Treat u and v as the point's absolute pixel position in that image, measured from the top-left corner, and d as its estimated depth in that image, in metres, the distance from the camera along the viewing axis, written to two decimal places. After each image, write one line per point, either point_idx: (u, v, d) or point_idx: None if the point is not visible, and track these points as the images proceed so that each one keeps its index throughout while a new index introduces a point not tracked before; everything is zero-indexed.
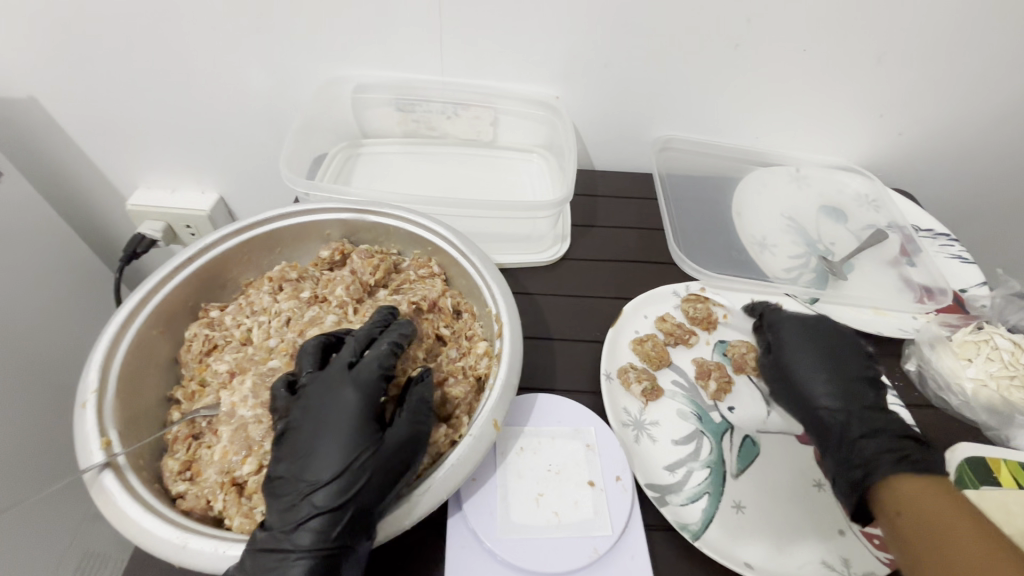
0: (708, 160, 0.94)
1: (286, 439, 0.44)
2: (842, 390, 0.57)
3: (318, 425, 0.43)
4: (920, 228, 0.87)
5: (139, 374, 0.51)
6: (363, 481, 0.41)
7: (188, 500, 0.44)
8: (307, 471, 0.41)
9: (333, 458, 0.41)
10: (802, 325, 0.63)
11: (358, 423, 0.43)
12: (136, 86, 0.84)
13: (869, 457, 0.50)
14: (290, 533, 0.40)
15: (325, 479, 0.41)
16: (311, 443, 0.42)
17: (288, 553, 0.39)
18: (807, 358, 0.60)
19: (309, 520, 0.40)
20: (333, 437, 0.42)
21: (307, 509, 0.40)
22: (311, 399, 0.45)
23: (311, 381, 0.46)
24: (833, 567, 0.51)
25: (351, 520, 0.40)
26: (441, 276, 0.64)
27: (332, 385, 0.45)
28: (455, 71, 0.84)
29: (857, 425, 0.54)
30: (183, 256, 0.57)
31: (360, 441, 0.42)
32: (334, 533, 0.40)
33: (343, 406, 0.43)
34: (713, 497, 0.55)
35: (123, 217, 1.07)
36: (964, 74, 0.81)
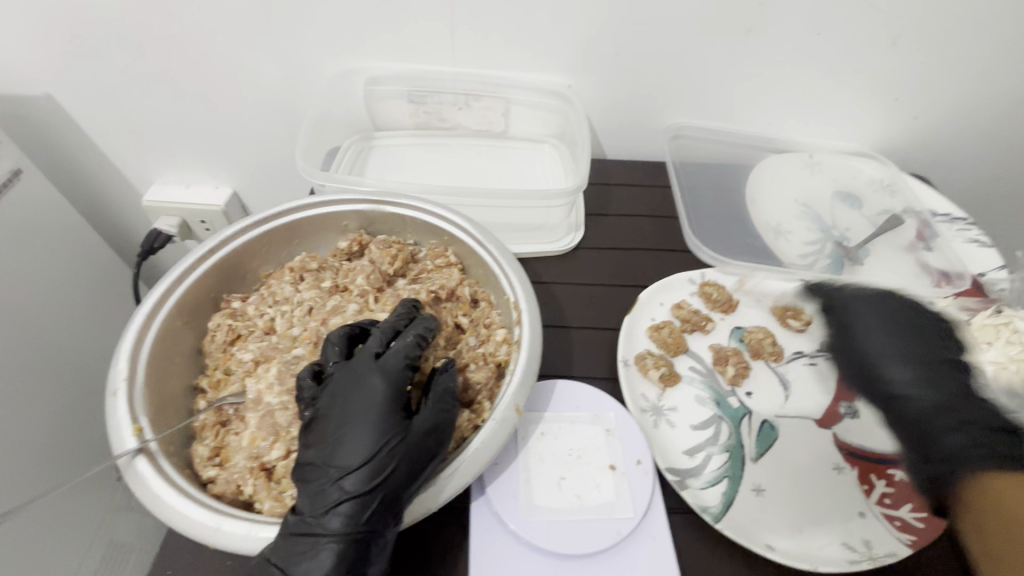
0: (721, 147, 0.93)
1: (316, 426, 0.44)
2: (929, 375, 0.49)
3: (346, 413, 0.44)
4: (937, 212, 0.86)
5: (166, 363, 0.53)
6: (392, 468, 0.42)
7: (218, 484, 0.45)
8: (336, 456, 0.42)
9: (361, 444, 0.42)
10: (867, 301, 0.56)
11: (385, 411, 0.44)
12: (151, 83, 0.85)
13: (957, 452, 0.45)
14: (320, 517, 0.40)
15: (354, 465, 0.41)
16: (340, 431, 0.43)
17: (319, 536, 0.40)
18: (886, 344, 0.52)
19: (339, 505, 0.40)
20: (361, 424, 0.43)
21: (336, 494, 0.41)
22: (339, 387, 0.45)
23: (338, 371, 0.46)
24: (854, 549, 0.51)
25: (380, 505, 0.41)
26: (458, 265, 0.64)
27: (358, 374, 0.46)
28: (466, 61, 0.84)
29: (942, 418, 0.47)
30: (205, 248, 0.58)
31: (387, 429, 0.43)
32: (362, 520, 0.40)
33: (371, 395, 0.44)
34: (732, 480, 0.55)
35: (139, 212, 1.08)
36: (980, 55, 0.80)
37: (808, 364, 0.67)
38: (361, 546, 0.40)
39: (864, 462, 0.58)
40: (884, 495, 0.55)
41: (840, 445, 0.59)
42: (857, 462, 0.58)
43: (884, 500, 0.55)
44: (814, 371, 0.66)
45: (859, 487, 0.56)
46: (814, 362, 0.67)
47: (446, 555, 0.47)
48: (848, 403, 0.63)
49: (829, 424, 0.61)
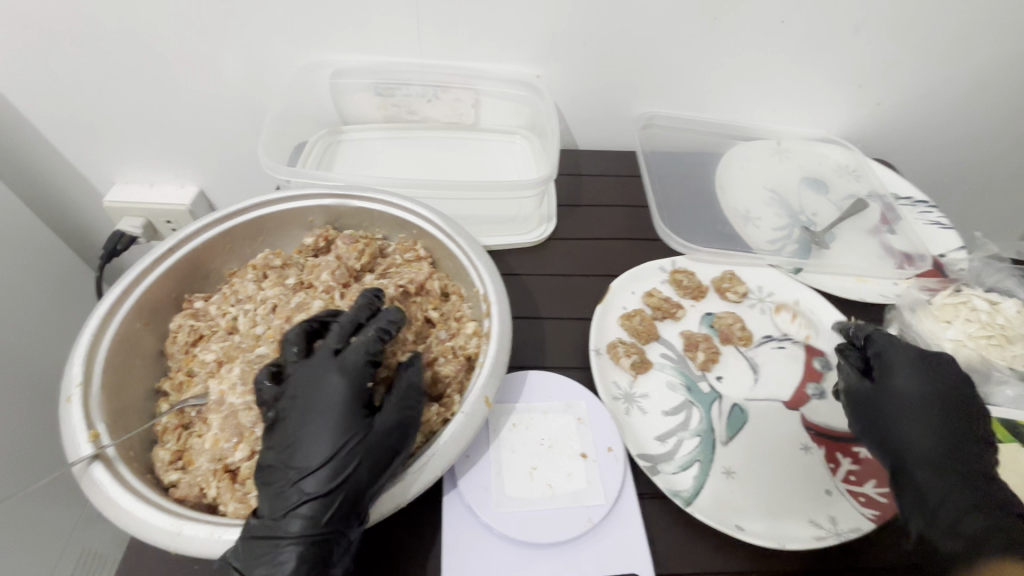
0: (692, 136, 0.94)
1: (276, 428, 0.44)
2: (951, 449, 0.49)
3: (306, 414, 0.43)
4: (900, 196, 0.88)
5: (125, 366, 0.51)
6: (350, 466, 0.41)
7: (181, 488, 0.44)
8: (296, 457, 0.42)
9: (324, 444, 0.41)
10: (916, 360, 0.54)
11: (346, 410, 0.43)
12: (107, 76, 0.82)
13: (976, 532, 0.44)
14: (282, 520, 0.40)
15: (313, 466, 0.41)
16: (300, 431, 0.42)
17: (281, 539, 0.39)
18: (915, 403, 0.52)
19: (300, 508, 0.40)
20: (321, 424, 0.42)
21: (295, 496, 0.40)
22: (298, 385, 0.45)
23: (298, 371, 0.45)
24: (820, 526, 0.53)
25: (342, 506, 0.40)
26: (428, 259, 0.63)
27: (317, 373, 0.45)
28: (434, 53, 0.83)
29: (962, 493, 0.47)
30: (164, 247, 0.57)
31: (345, 426, 0.42)
32: (321, 519, 0.40)
33: (332, 394, 0.44)
34: (703, 464, 0.56)
35: (100, 213, 1.04)
36: (938, 42, 0.81)
37: (777, 347, 0.68)
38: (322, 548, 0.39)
39: (829, 441, 0.59)
40: (850, 472, 0.57)
41: (807, 425, 0.60)
42: (824, 441, 0.59)
43: (850, 476, 0.57)
44: (783, 354, 0.67)
45: (826, 465, 0.57)
46: (783, 346, 0.68)
47: (417, 551, 0.47)
48: (816, 384, 0.64)
49: (797, 406, 0.62)
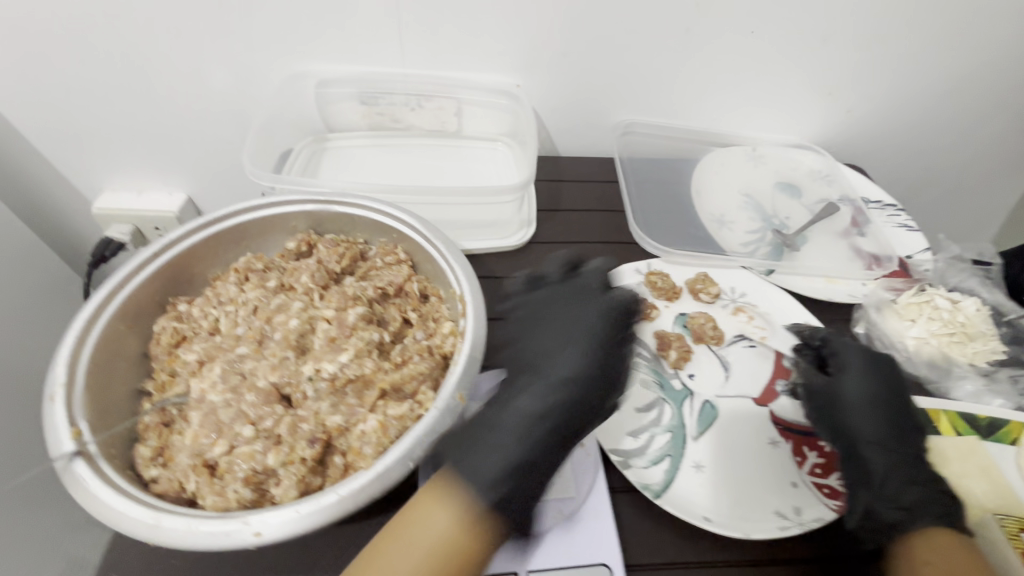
0: (669, 143, 0.96)
1: (529, 348, 0.53)
2: (895, 433, 0.54)
3: (562, 321, 0.53)
4: (870, 200, 0.91)
5: (108, 366, 0.52)
6: (599, 372, 0.49)
7: (161, 483, 0.45)
8: (538, 359, 0.51)
9: (566, 347, 0.50)
10: (870, 356, 0.59)
11: (609, 321, 0.52)
12: (97, 86, 0.84)
13: (915, 504, 0.49)
14: (501, 409, 0.47)
15: (563, 366, 0.49)
16: (560, 341, 0.51)
17: (511, 421, 0.46)
18: (866, 394, 0.56)
19: (520, 403, 0.46)
20: (568, 332, 0.52)
21: (549, 392, 0.47)
22: (548, 311, 0.55)
23: (571, 286, 0.57)
24: (786, 517, 0.54)
25: (575, 405, 0.47)
26: (408, 262, 0.65)
27: (580, 292, 0.56)
28: (417, 63, 0.85)
29: (903, 471, 0.51)
30: (148, 251, 0.58)
31: (591, 342, 0.51)
32: (569, 412, 0.47)
33: (597, 309, 0.53)
34: (674, 459, 0.58)
35: (89, 221, 1.05)
36: (903, 51, 0.85)
37: (748, 346, 0.70)
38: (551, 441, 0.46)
39: (796, 436, 0.61)
40: (816, 465, 0.59)
41: (775, 420, 0.62)
42: (791, 435, 0.61)
43: (815, 469, 0.58)
44: (754, 353, 0.69)
45: (792, 459, 0.59)
46: (754, 344, 0.70)
47: None
48: (784, 381, 0.66)
49: (766, 402, 0.64)
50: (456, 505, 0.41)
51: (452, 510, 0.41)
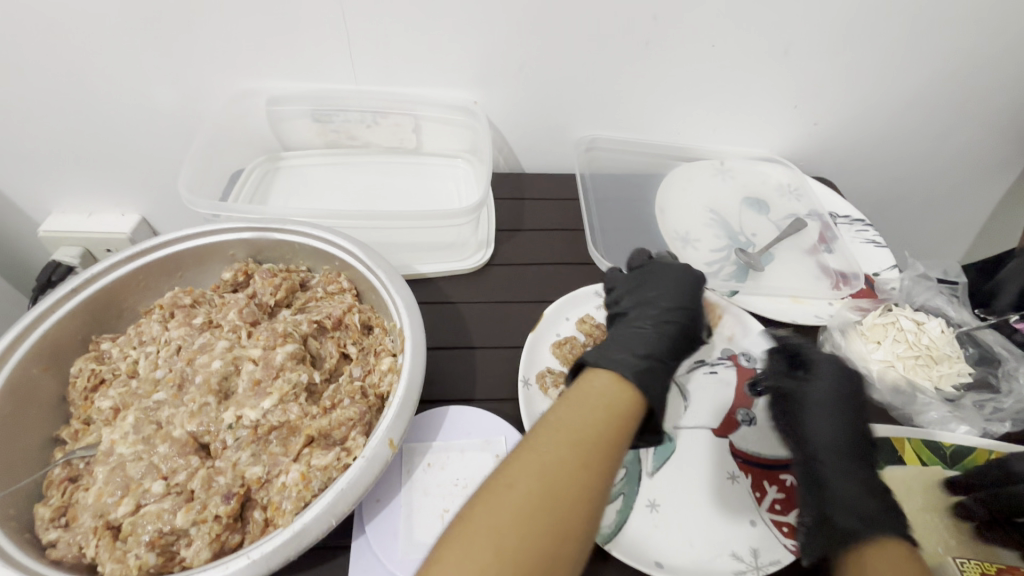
0: (634, 157, 0.94)
1: (632, 297, 0.61)
2: (852, 444, 0.53)
3: (660, 279, 0.61)
4: (838, 215, 0.90)
5: (16, 413, 0.49)
6: (693, 306, 0.59)
7: (58, 548, 0.41)
8: (663, 301, 0.58)
9: (675, 296, 0.58)
10: (840, 364, 0.57)
11: (691, 281, 0.61)
12: (36, 106, 0.80)
13: (873, 517, 0.46)
14: (655, 328, 0.55)
15: (664, 306, 0.57)
16: (672, 284, 0.60)
17: (648, 340, 0.53)
18: (829, 400, 0.55)
19: (648, 328, 0.55)
20: (673, 285, 0.60)
21: (659, 317, 0.56)
22: (648, 269, 0.64)
23: (654, 263, 0.64)
24: (742, 559, 0.52)
25: (675, 333, 0.55)
26: (351, 292, 0.62)
27: (661, 265, 0.63)
28: (370, 80, 0.82)
29: (857, 483, 0.50)
30: (67, 288, 0.54)
31: (691, 287, 0.60)
32: (674, 330, 0.55)
33: (682, 272, 0.61)
34: (627, 497, 0.55)
35: (36, 243, 1.01)
36: (868, 62, 0.83)
37: (710, 373, 0.68)
38: (675, 348, 0.54)
39: (756, 469, 0.59)
40: (775, 501, 0.56)
41: (734, 453, 0.60)
42: (750, 469, 0.59)
43: (775, 506, 0.56)
44: (715, 380, 0.67)
45: (751, 494, 0.57)
46: (715, 370, 0.68)
47: None
48: (745, 410, 0.64)
49: (725, 433, 0.61)
50: (617, 372, 0.47)
51: (616, 376, 0.47)
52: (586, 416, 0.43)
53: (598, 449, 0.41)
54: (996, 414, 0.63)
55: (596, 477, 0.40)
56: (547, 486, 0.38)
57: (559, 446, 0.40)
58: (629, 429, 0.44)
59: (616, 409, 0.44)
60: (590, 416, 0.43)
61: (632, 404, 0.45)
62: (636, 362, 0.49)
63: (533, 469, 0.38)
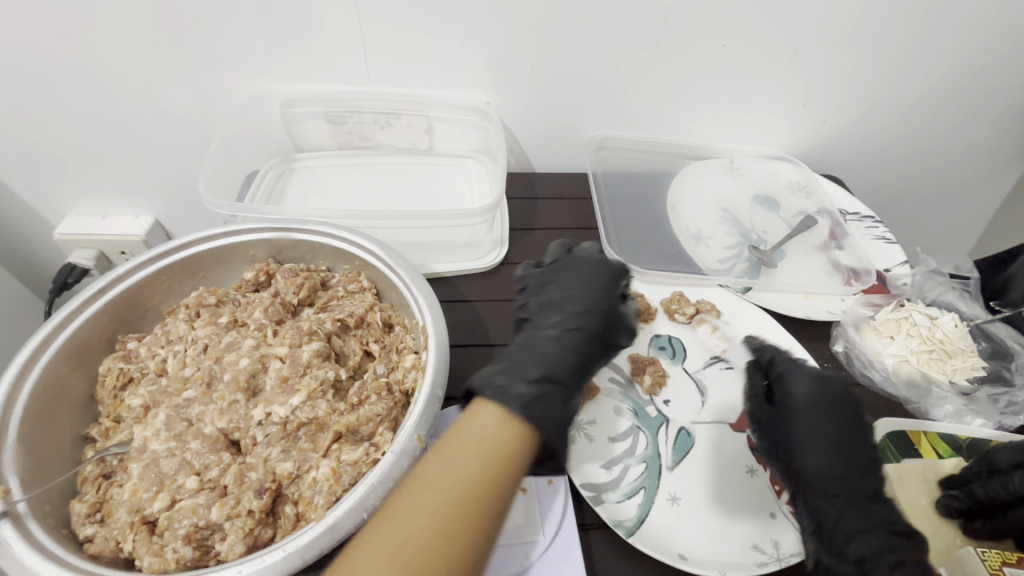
0: (645, 156, 0.95)
1: (541, 301, 0.57)
2: (842, 471, 0.50)
3: (572, 280, 0.57)
4: (847, 212, 0.90)
5: (48, 410, 0.49)
6: (605, 310, 0.55)
7: (96, 543, 0.42)
8: (569, 307, 0.54)
9: (584, 300, 0.55)
10: (820, 384, 0.54)
11: (603, 281, 0.56)
12: (53, 111, 0.81)
13: (865, 557, 0.46)
14: (555, 343, 0.51)
15: (570, 314, 0.54)
16: (585, 286, 0.56)
17: (546, 356, 0.50)
18: (811, 426, 0.52)
19: (549, 341, 0.52)
20: (584, 287, 0.56)
21: (560, 326, 0.53)
22: (560, 264, 0.60)
23: (565, 259, 0.60)
24: (764, 551, 0.52)
25: (578, 345, 0.52)
26: (371, 290, 0.63)
27: (574, 263, 0.59)
28: (384, 82, 0.83)
29: (851, 516, 0.48)
30: (94, 287, 0.55)
31: (607, 287, 0.56)
32: (579, 341, 0.52)
33: (593, 270, 0.57)
34: (649, 491, 0.56)
35: (51, 246, 1.02)
36: (877, 61, 0.84)
37: (725, 368, 0.68)
38: (579, 364, 0.51)
39: None
40: None
41: (753, 447, 0.60)
42: None
43: None
44: (730, 375, 0.68)
45: (771, 487, 0.57)
46: (731, 366, 0.69)
47: None
48: None
49: (743, 428, 0.62)
50: (503, 407, 0.44)
51: (501, 413, 0.44)
52: (452, 472, 0.39)
53: (467, 512, 0.37)
54: (1011, 407, 0.64)
55: (466, 545, 0.36)
56: (404, 564, 0.34)
57: (420, 513, 0.36)
58: (506, 480, 0.40)
59: (491, 456, 0.40)
60: (461, 471, 0.39)
61: (511, 448, 0.42)
62: (526, 390, 0.45)
63: (389, 544, 0.35)
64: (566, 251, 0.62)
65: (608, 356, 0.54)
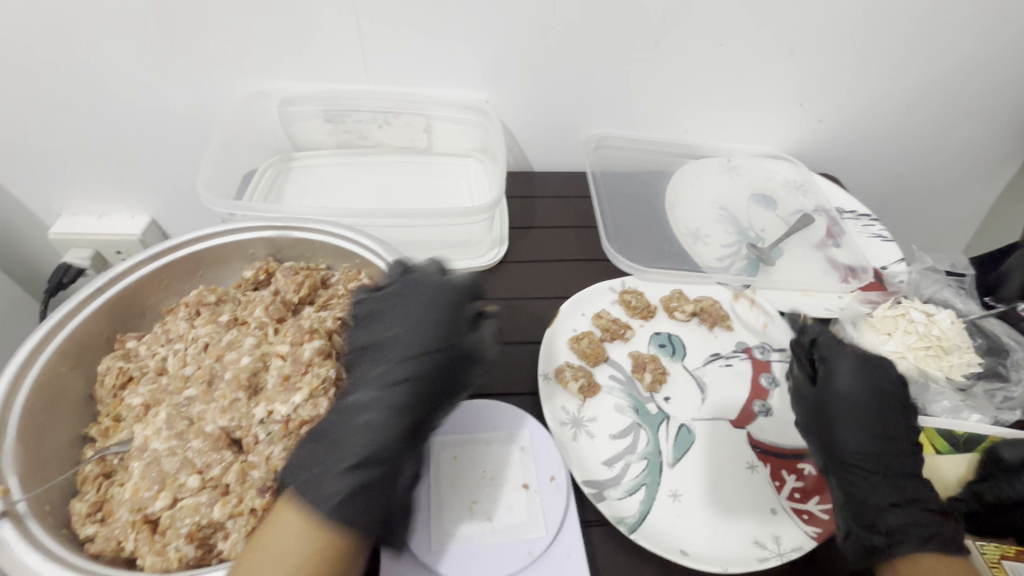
0: (643, 155, 0.95)
1: (366, 338, 0.49)
2: (881, 447, 0.52)
3: (404, 320, 0.49)
4: (844, 210, 0.91)
5: (48, 410, 0.49)
6: (431, 356, 0.47)
7: (97, 542, 0.42)
8: (394, 350, 0.48)
9: (409, 347, 0.47)
10: (866, 363, 0.54)
11: (436, 319, 0.49)
12: (48, 111, 0.81)
13: (895, 530, 0.47)
14: (375, 401, 0.45)
15: (394, 363, 0.47)
16: (409, 328, 0.48)
17: (366, 420, 0.44)
18: (855, 401, 0.53)
19: (372, 400, 0.45)
20: (413, 327, 0.48)
21: (389, 373, 0.46)
22: (395, 293, 0.51)
23: (398, 287, 0.52)
24: (764, 546, 0.53)
25: (413, 402, 0.45)
26: (372, 289, 0.62)
27: (406, 294, 0.51)
28: (382, 81, 0.83)
29: (886, 491, 0.50)
30: (93, 286, 0.55)
31: (427, 328, 0.48)
32: (406, 398, 0.45)
33: (421, 307, 0.50)
34: (650, 488, 0.56)
35: (46, 246, 1.01)
36: (872, 61, 0.84)
37: (725, 365, 0.69)
38: (410, 426, 0.45)
39: (775, 459, 0.60)
40: (794, 489, 0.57)
41: (753, 443, 0.61)
42: (769, 459, 0.59)
43: (794, 494, 0.57)
44: (730, 372, 0.68)
45: (771, 483, 0.58)
46: (730, 363, 0.69)
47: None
48: (762, 401, 0.65)
49: (743, 424, 0.62)
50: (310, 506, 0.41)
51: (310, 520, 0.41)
52: None
53: None
54: (1006, 402, 0.65)
55: None
56: None
57: None
58: None
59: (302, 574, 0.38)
60: None
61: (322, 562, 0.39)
62: (341, 481, 0.42)
63: None
64: (401, 276, 0.54)
65: (447, 405, 0.49)
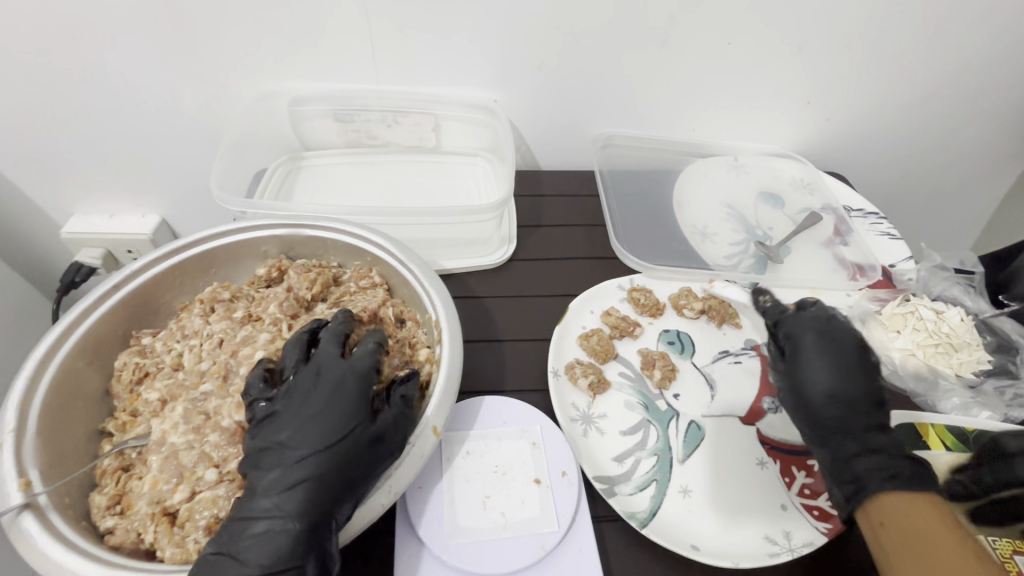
0: (650, 154, 0.96)
1: (262, 431, 0.45)
2: (848, 411, 0.52)
3: (303, 413, 0.45)
4: (852, 208, 0.91)
5: (67, 406, 0.50)
6: (337, 449, 0.44)
7: (117, 535, 0.43)
8: (293, 445, 0.44)
9: (311, 443, 0.44)
10: (825, 334, 0.55)
11: (339, 411, 0.45)
12: (61, 110, 0.81)
13: (862, 474, 0.48)
14: (277, 504, 0.42)
15: (299, 459, 0.43)
16: (310, 421, 0.45)
17: (271, 522, 0.41)
18: (820, 372, 0.53)
19: (275, 501, 0.42)
20: (316, 418, 0.45)
21: (284, 483, 0.42)
22: (295, 380, 0.47)
23: (299, 372, 0.48)
24: (775, 542, 0.53)
25: (326, 498, 0.42)
26: (383, 286, 0.63)
27: (309, 377, 0.47)
28: (392, 81, 0.84)
29: (850, 444, 0.51)
30: (109, 284, 0.55)
31: (334, 417, 0.45)
32: (310, 496, 0.42)
33: (321, 399, 0.46)
34: (661, 484, 0.56)
35: (58, 245, 1.02)
36: (880, 59, 0.84)
37: (734, 362, 0.69)
38: (315, 525, 0.42)
39: (785, 455, 0.60)
40: (805, 486, 0.58)
41: (763, 440, 0.61)
42: (779, 455, 0.60)
43: (805, 490, 0.57)
44: (739, 369, 0.68)
45: (781, 479, 0.58)
46: (739, 360, 0.69)
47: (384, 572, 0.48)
48: (772, 398, 0.65)
49: (752, 421, 0.62)
50: None
51: None
52: None
53: None
54: (1017, 399, 0.65)
55: None
56: None
57: None
58: None
59: None
60: None
61: None
62: None
63: None
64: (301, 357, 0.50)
65: (355, 497, 0.44)
